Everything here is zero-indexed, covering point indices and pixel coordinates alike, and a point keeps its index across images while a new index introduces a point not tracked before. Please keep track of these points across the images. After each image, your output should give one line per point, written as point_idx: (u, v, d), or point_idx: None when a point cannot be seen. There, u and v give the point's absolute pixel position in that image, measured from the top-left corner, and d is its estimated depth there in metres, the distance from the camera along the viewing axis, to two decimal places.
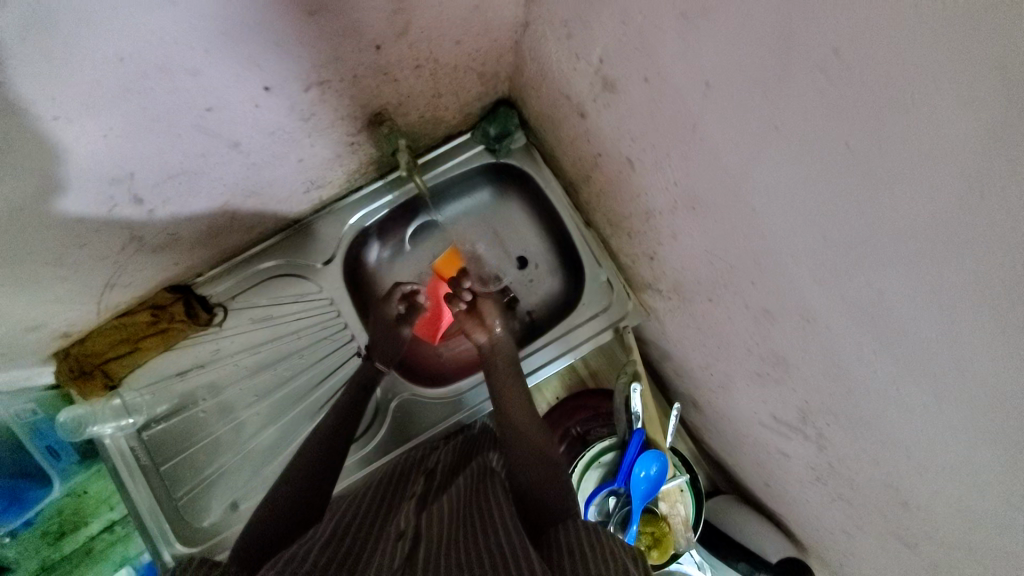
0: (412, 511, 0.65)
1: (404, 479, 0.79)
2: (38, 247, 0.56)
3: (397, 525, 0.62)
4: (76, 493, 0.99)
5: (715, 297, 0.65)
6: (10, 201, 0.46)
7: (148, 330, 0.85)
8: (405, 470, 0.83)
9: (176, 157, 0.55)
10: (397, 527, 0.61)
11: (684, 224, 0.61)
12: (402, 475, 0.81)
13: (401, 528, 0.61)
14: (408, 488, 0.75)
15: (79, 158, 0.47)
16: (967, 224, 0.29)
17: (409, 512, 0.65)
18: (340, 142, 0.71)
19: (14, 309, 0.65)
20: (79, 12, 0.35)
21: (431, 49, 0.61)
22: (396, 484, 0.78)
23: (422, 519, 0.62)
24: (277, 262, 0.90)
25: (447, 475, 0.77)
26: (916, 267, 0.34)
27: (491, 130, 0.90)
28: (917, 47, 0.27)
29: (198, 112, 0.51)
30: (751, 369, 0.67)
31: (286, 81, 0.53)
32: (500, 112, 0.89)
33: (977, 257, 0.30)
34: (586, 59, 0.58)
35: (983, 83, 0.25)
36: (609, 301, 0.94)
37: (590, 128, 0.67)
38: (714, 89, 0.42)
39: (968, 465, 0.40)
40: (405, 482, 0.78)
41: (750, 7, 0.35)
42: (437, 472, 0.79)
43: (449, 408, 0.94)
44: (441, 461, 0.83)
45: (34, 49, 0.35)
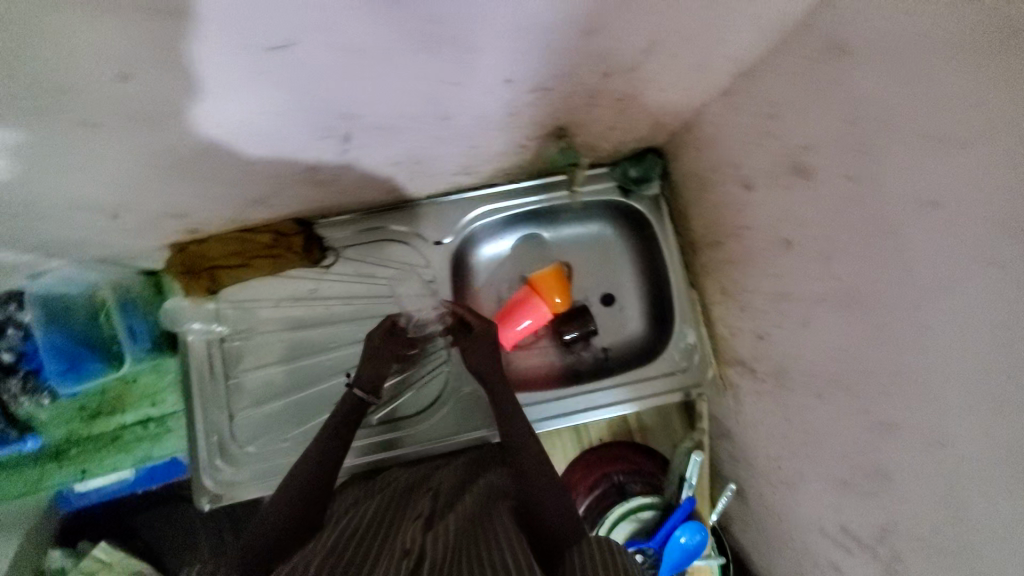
0: (419, 529, 0.62)
1: (409, 493, 0.77)
2: (236, 150, 0.61)
3: (402, 543, 0.59)
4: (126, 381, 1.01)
5: (825, 395, 0.66)
6: (180, 108, 0.49)
7: (264, 251, 0.90)
8: (410, 483, 0.81)
9: (402, 116, 0.60)
10: (402, 545, 0.59)
11: (823, 316, 0.63)
12: (406, 491, 0.78)
13: (406, 546, 0.58)
14: (414, 503, 0.73)
15: (333, 91, 0.52)
16: None
17: (412, 530, 0.62)
18: (513, 142, 0.76)
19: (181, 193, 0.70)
20: None
21: (638, 88, 0.66)
22: (398, 498, 0.75)
23: (426, 536, 0.60)
24: (398, 227, 0.95)
25: (455, 491, 0.75)
26: None
27: (632, 171, 0.95)
28: None
29: (447, 84, 0.55)
30: (835, 473, 0.68)
31: (523, 79, 0.58)
32: (647, 159, 0.94)
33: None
34: (783, 141, 0.62)
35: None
36: (689, 364, 0.95)
37: (750, 201, 0.71)
38: (939, 210, 0.45)
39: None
40: (409, 498, 0.76)
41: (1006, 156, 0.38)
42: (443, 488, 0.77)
43: (467, 424, 0.94)
44: (448, 476, 0.81)
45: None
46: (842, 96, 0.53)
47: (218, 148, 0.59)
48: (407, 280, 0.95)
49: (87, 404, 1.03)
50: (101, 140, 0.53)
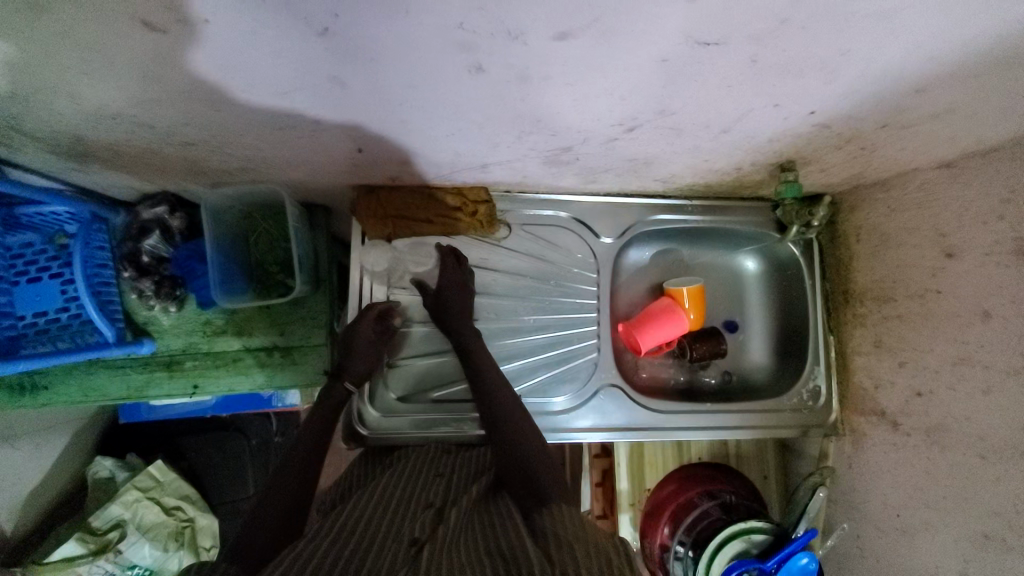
0: (428, 520, 0.69)
1: (415, 480, 0.83)
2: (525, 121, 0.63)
3: (406, 532, 0.66)
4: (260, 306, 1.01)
5: (991, 459, 0.72)
6: (314, 95, 0.56)
7: (450, 213, 0.92)
8: (418, 469, 0.87)
9: (697, 122, 0.64)
10: (408, 535, 0.65)
11: (1015, 388, 0.68)
12: (415, 472, 0.85)
13: (412, 535, 0.65)
14: (423, 490, 0.79)
15: (679, 91, 0.55)
16: None
17: (424, 520, 0.69)
18: (737, 163, 0.79)
19: (432, 144, 0.71)
20: (895, 21, 0.43)
21: (885, 144, 0.71)
22: (410, 481, 0.82)
23: (433, 530, 0.66)
24: (572, 218, 0.98)
25: (463, 487, 0.81)
26: None
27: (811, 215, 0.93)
28: None
29: (765, 105, 0.59)
30: (979, 532, 0.73)
31: (820, 111, 0.61)
32: (823, 204, 0.94)
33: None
34: (1014, 224, 0.68)
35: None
36: (815, 405, 1.00)
37: (949, 269, 0.77)
38: None
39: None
40: (420, 480, 0.83)
41: None
42: (451, 478, 0.84)
43: (452, 417, 0.99)
44: (455, 472, 0.86)
45: (791, 18, 0.43)
46: None
47: (522, 113, 0.61)
48: (571, 272, 0.99)
49: (212, 319, 1.02)
50: (435, 89, 0.54)
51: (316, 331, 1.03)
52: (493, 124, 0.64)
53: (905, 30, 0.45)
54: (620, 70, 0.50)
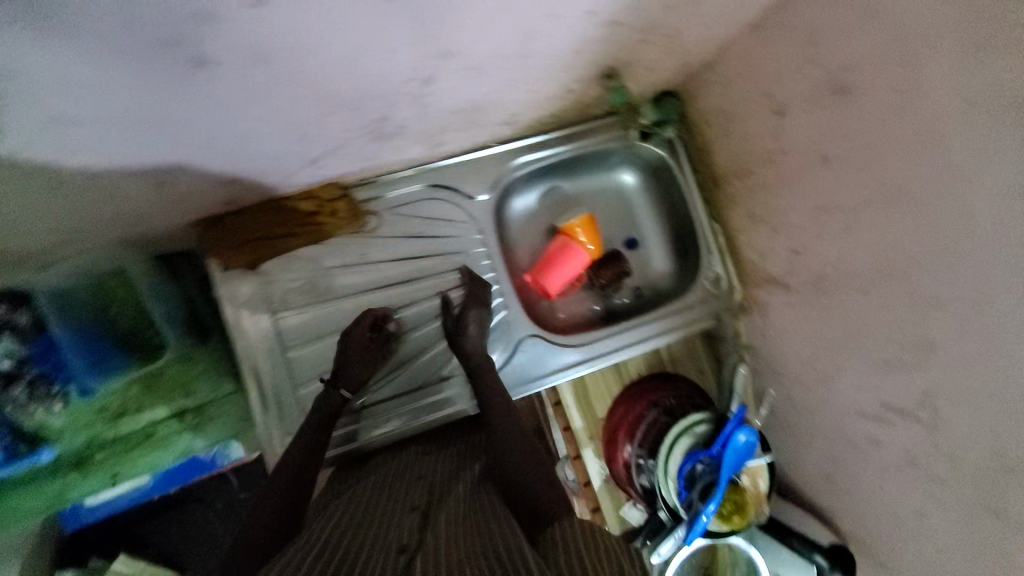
0: (414, 523, 0.63)
1: (392, 487, 0.77)
2: (309, 100, 0.59)
3: (395, 536, 0.61)
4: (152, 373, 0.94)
5: (864, 291, 0.76)
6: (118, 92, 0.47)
7: (307, 220, 0.87)
8: (394, 474, 0.81)
9: (488, 53, 0.61)
10: (396, 541, 0.59)
11: (863, 219, 0.72)
12: (391, 478, 0.80)
13: (401, 541, 0.59)
14: (402, 494, 0.73)
15: (444, 23, 0.53)
16: None
17: (409, 523, 0.63)
18: (564, 84, 0.78)
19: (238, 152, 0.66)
20: None
21: (688, 23, 0.71)
22: (388, 488, 0.76)
23: (423, 531, 0.61)
24: (438, 186, 0.95)
25: (447, 481, 0.75)
26: None
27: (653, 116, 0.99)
28: None
29: (539, 17, 0.57)
30: (874, 357, 0.79)
31: (604, 10, 0.60)
32: (666, 102, 0.98)
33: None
34: (822, 65, 0.69)
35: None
36: (720, 291, 1.05)
37: (785, 127, 0.79)
38: (977, 108, 0.54)
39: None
40: (398, 485, 0.77)
41: None
42: (431, 476, 0.79)
43: (444, 400, 0.96)
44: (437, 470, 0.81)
45: None
46: (887, 19, 0.60)
47: (301, 90, 0.57)
48: (454, 239, 0.96)
49: (106, 403, 0.91)
50: (184, 91, 0.50)
51: (223, 379, 1.01)
52: (278, 113, 0.60)
53: None
54: (376, 7, 0.47)
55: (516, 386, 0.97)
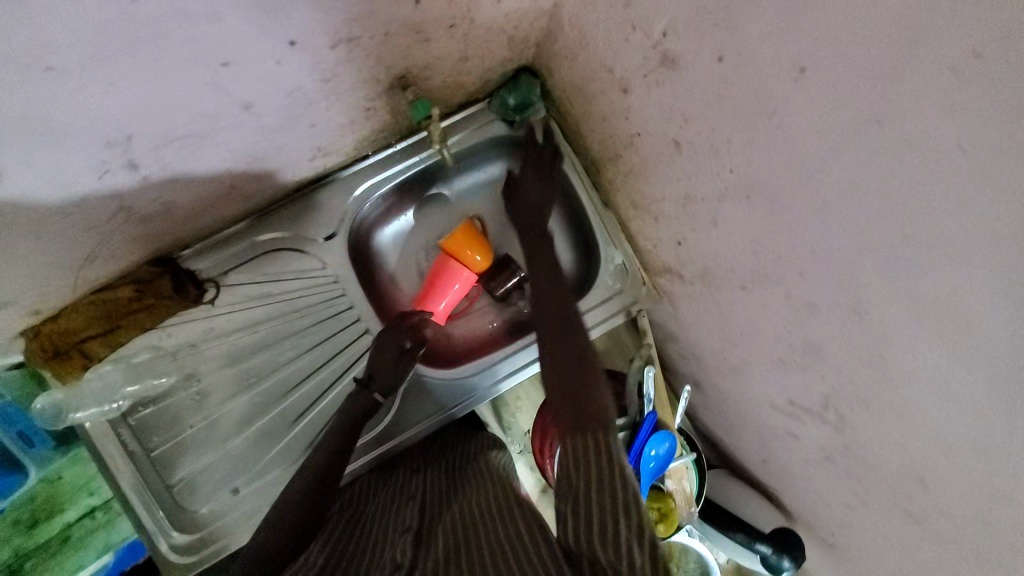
0: (408, 542, 0.57)
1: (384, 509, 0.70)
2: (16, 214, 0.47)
3: (389, 556, 0.56)
4: (50, 480, 0.84)
5: (749, 287, 0.64)
6: None
7: (131, 308, 0.76)
8: (395, 489, 0.76)
9: (184, 117, 0.47)
10: (392, 559, 0.55)
11: (730, 211, 0.59)
12: (391, 493, 0.75)
13: (394, 564, 0.53)
14: (393, 515, 0.66)
15: (113, 99, 0.41)
16: None
17: (407, 540, 0.58)
18: (356, 108, 0.64)
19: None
20: None
21: (471, 7, 0.56)
22: (388, 503, 0.71)
23: (421, 548, 0.56)
24: (276, 235, 0.83)
25: (440, 499, 0.69)
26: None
27: (510, 99, 0.85)
28: None
29: (213, 67, 0.44)
30: (774, 356, 0.68)
31: (313, 35, 0.47)
32: (522, 81, 0.85)
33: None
34: (644, 31, 0.54)
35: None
36: (623, 286, 0.92)
37: (633, 105, 0.64)
38: (809, 77, 0.40)
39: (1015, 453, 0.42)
40: (396, 498, 0.72)
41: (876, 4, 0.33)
42: (426, 488, 0.74)
43: (453, 397, 0.91)
44: (436, 480, 0.76)
45: None
46: None
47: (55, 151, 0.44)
48: (308, 290, 0.85)
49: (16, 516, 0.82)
50: None
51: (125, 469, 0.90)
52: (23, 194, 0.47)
53: None
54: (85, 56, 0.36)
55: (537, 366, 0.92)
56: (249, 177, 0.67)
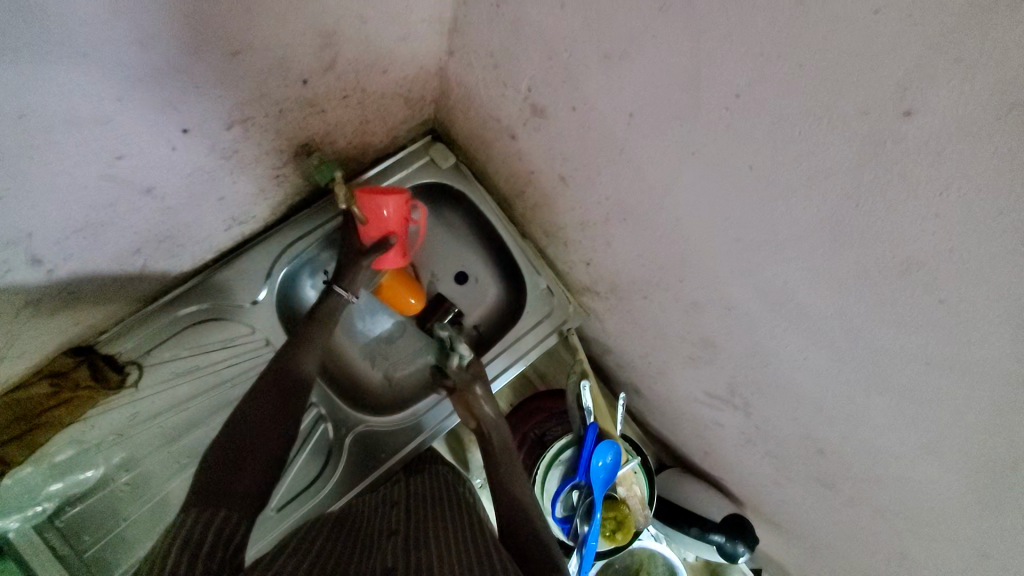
0: (397, 547, 0.61)
1: (365, 521, 0.73)
2: None
3: (378, 561, 0.57)
4: None
5: (648, 294, 0.71)
6: None
7: (47, 404, 0.73)
8: (374, 505, 0.79)
9: (80, 210, 0.49)
10: (382, 564, 0.56)
11: (617, 231, 0.66)
12: (364, 512, 0.77)
13: (387, 565, 0.56)
14: (376, 530, 0.69)
15: (19, 202, 0.43)
16: (836, 230, 0.38)
17: (396, 549, 0.60)
18: (266, 176, 0.68)
19: None
20: None
21: (359, 79, 0.61)
22: (361, 521, 0.73)
23: (410, 554, 0.58)
24: (197, 308, 0.83)
25: (422, 507, 0.74)
26: (825, 273, 0.41)
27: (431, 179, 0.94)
28: (798, 103, 0.34)
29: (108, 161, 0.46)
30: (684, 353, 0.75)
31: (207, 121, 0.51)
32: (433, 154, 0.93)
33: (867, 251, 0.37)
34: (514, 87, 0.62)
35: (860, 119, 0.32)
36: (551, 308, 0.97)
37: (522, 148, 0.71)
38: (636, 119, 0.48)
39: (875, 411, 0.49)
40: (370, 518, 0.74)
41: (662, 65, 0.41)
42: (403, 503, 0.76)
43: (410, 432, 0.91)
44: (412, 495, 0.79)
45: None
46: (535, 33, 0.52)
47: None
48: (238, 358, 0.85)
49: None
50: None
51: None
52: None
53: (27, 57, 0.33)
54: (29, 156, 0.39)
55: None
56: (163, 253, 0.68)
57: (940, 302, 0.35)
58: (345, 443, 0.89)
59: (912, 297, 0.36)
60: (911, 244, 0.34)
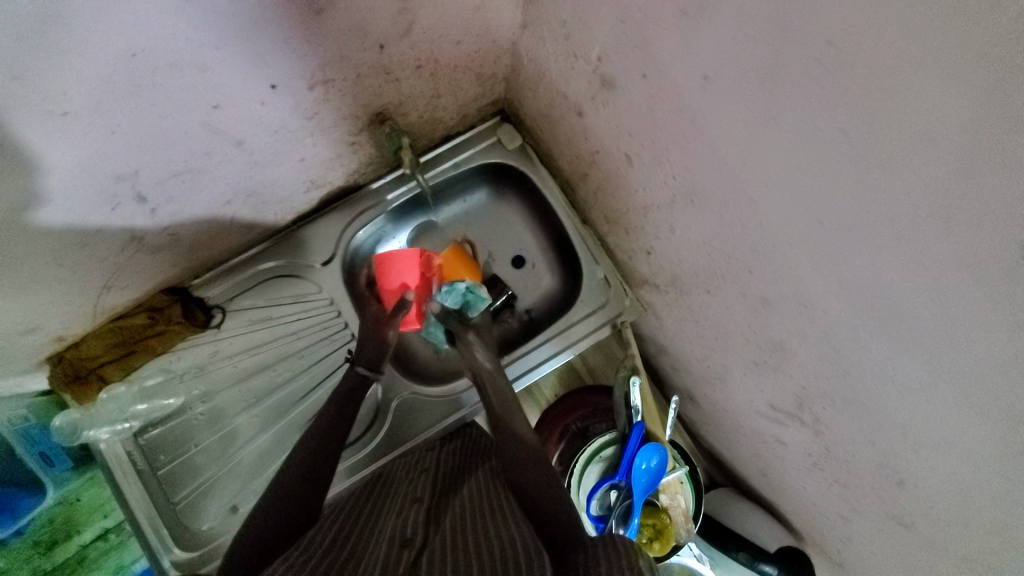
0: (419, 516, 0.62)
1: (397, 487, 0.76)
2: (47, 240, 0.55)
3: (399, 532, 0.59)
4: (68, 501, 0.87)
5: (711, 288, 0.66)
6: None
7: (144, 333, 0.82)
8: (408, 470, 0.82)
9: (181, 154, 0.55)
10: (402, 534, 0.58)
11: (682, 216, 0.62)
12: (397, 479, 0.80)
13: (406, 536, 0.57)
14: (403, 497, 0.71)
15: (131, 137, 0.49)
16: (942, 207, 0.32)
17: (416, 519, 0.61)
18: (342, 142, 0.72)
19: (29, 306, 0.64)
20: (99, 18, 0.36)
21: (433, 49, 0.63)
22: (393, 490, 0.76)
23: (429, 527, 0.59)
24: (275, 264, 0.89)
25: (451, 479, 0.75)
26: (924, 262, 0.35)
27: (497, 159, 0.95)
28: (906, 49, 0.30)
29: (205, 110, 0.51)
30: (747, 357, 0.69)
31: (291, 79, 0.55)
32: (501, 134, 0.94)
33: (977, 234, 0.31)
34: (585, 58, 0.60)
35: (974, 70, 0.27)
36: (606, 298, 0.94)
37: (588, 126, 0.69)
38: (711, 84, 0.44)
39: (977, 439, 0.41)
40: (401, 484, 0.77)
41: (745, 18, 0.38)
42: (433, 470, 0.78)
43: (451, 405, 0.93)
44: (442, 463, 0.81)
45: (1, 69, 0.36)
46: None
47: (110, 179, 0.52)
48: (305, 314, 0.91)
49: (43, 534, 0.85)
50: None
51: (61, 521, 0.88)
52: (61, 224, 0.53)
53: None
54: (139, 93, 0.44)
55: (525, 373, 0.93)
56: (248, 207, 0.74)
57: None
58: (389, 407, 0.93)
59: None
60: None
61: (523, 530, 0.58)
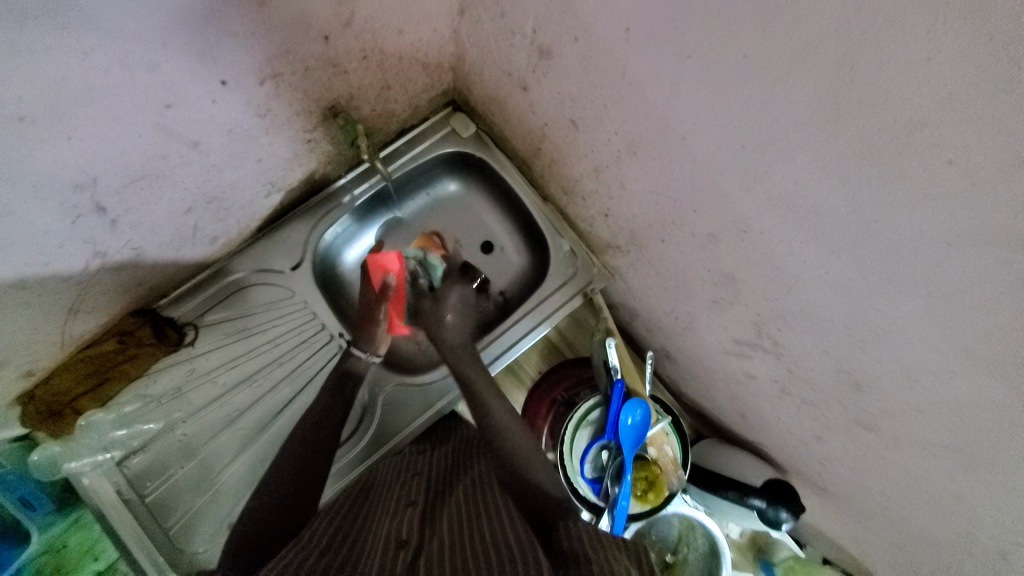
0: (414, 518, 0.63)
1: (389, 490, 0.76)
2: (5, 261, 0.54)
3: (392, 534, 0.59)
4: (55, 550, 0.76)
5: (665, 236, 0.71)
6: None
7: (116, 360, 0.81)
8: (397, 473, 0.82)
9: (136, 158, 0.56)
10: (396, 537, 0.58)
11: (629, 169, 0.66)
12: (388, 482, 0.80)
13: (401, 539, 0.57)
14: (393, 501, 0.71)
15: (86, 141, 0.49)
16: (834, 106, 0.37)
17: (413, 521, 0.61)
18: (297, 140, 0.74)
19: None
20: (47, 16, 0.37)
21: (376, 39, 0.66)
22: (385, 491, 0.76)
23: (423, 528, 0.59)
24: (243, 274, 0.90)
25: (444, 479, 0.75)
26: (829, 160, 0.40)
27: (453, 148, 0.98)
28: None
29: (157, 110, 0.53)
30: (707, 297, 0.73)
31: (240, 74, 0.57)
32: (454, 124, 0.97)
33: (868, 121, 0.35)
34: (521, 32, 0.64)
35: None
36: (574, 269, 0.98)
37: (533, 99, 0.73)
38: (634, 34, 0.49)
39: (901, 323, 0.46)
40: (392, 487, 0.77)
41: None
42: (425, 474, 0.79)
43: (437, 393, 0.94)
44: (432, 467, 0.81)
45: None
46: None
47: (67, 187, 0.52)
48: (279, 321, 0.91)
49: None
50: None
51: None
52: (19, 238, 0.53)
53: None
54: (90, 93, 0.45)
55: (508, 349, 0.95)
56: (211, 214, 0.75)
57: (949, 164, 0.33)
58: (375, 403, 0.93)
59: (921, 163, 0.34)
60: (909, 101, 0.33)
61: (517, 518, 0.58)
